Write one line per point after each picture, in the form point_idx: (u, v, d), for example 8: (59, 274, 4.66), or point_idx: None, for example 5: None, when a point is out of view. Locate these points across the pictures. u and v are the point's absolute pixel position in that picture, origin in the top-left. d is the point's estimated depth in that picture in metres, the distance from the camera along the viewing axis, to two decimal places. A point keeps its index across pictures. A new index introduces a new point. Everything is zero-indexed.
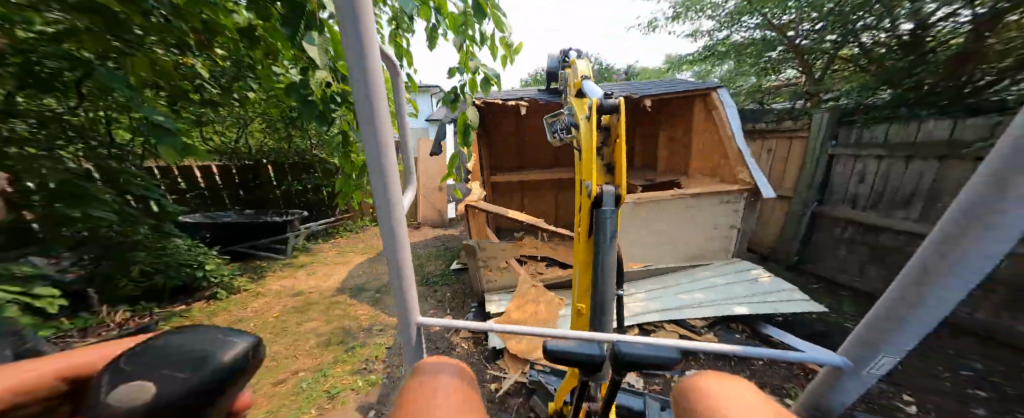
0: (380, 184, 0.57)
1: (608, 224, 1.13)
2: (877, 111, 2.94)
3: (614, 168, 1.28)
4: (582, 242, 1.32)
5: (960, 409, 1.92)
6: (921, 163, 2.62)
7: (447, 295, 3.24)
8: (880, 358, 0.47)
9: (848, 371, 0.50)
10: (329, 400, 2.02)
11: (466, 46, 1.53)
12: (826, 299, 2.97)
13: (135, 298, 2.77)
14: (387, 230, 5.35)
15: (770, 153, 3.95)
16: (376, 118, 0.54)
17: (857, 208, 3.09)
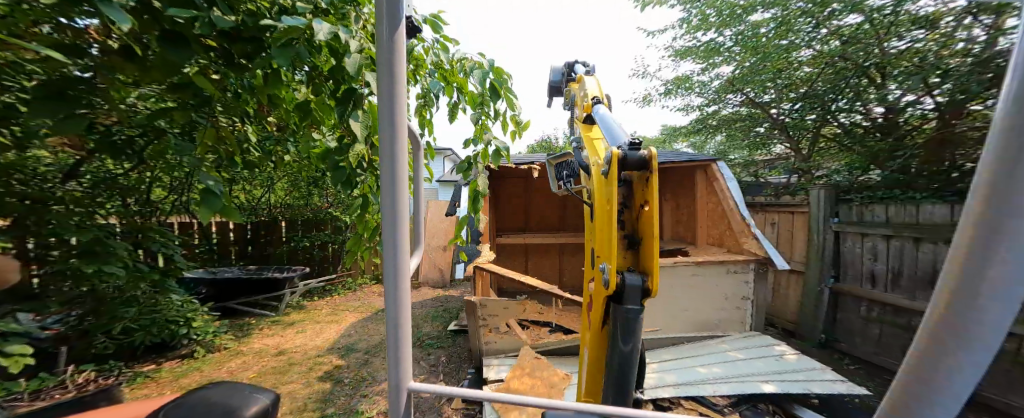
0: (389, 233, 0.62)
1: (631, 324, 1.06)
2: (873, 191, 3.09)
3: (636, 242, 1.19)
4: (596, 330, 1.28)
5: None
6: (932, 245, 2.61)
7: (441, 358, 3.00)
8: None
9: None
10: None
11: (482, 121, 1.65)
12: (867, 386, 2.72)
13: (106, 356, 2.59)
14: None
15: (773, 226, 3.97)
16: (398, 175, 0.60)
17: (878, 289, 3.00)
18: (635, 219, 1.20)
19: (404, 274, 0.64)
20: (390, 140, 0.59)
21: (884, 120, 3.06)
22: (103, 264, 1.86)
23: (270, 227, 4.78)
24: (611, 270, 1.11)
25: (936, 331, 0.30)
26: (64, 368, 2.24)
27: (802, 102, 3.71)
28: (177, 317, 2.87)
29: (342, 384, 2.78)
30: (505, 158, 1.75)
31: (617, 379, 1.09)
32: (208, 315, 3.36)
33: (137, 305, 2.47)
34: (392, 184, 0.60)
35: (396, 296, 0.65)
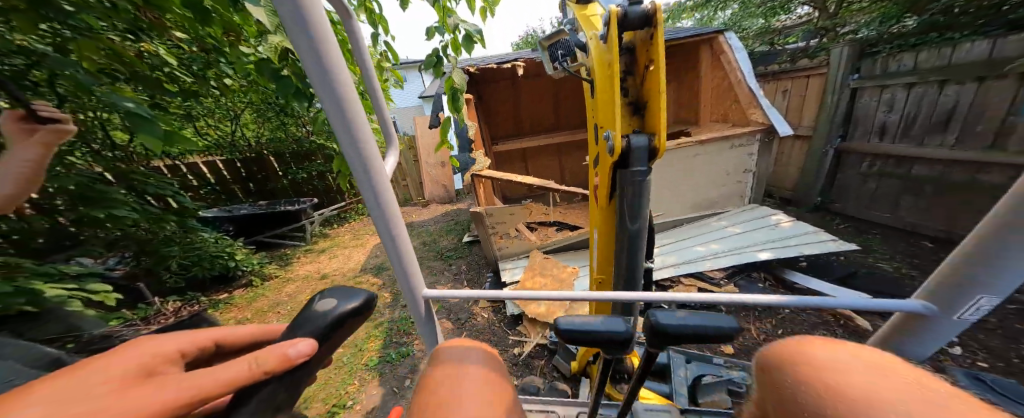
0: (360, 169, 0.55)
1: (642, 189, 1.07)
2: (905, 38, 2.76)
3: (642, 107, 1.11)
4: (604, 205, 1.28)
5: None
6: (957, 86, 2.42)
7: (462, 267, 3.26)
8: (978, 298, 0.45)
9: (936, 317, 0.48)
10: (368, 371, 2.27)
11: (443, 2, 1.46)
12: (855, 239, 2.85)
13: (182, 289, 3.00)
14: None
15: (785, 94, 3.72)
16: (330, 66, 0.47)
17: (885, 141, 2.91)
18: (639, 83, 1.09)
19: (387, 203, 0.59)
20: (318, 65, 0.46)
21: None
22: (110, 207, 1.92)
23: (259, 162, 4.82)
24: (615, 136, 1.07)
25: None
26: (154, 298, 2.63)
27: None
28: (219, 252, 3.10)
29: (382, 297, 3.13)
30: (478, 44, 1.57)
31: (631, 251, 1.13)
32: (246, 248, 3.66)
33: (176, 245, 2.66)
34: (344, 124, 0.50)
35: (384, 216, 0.61)
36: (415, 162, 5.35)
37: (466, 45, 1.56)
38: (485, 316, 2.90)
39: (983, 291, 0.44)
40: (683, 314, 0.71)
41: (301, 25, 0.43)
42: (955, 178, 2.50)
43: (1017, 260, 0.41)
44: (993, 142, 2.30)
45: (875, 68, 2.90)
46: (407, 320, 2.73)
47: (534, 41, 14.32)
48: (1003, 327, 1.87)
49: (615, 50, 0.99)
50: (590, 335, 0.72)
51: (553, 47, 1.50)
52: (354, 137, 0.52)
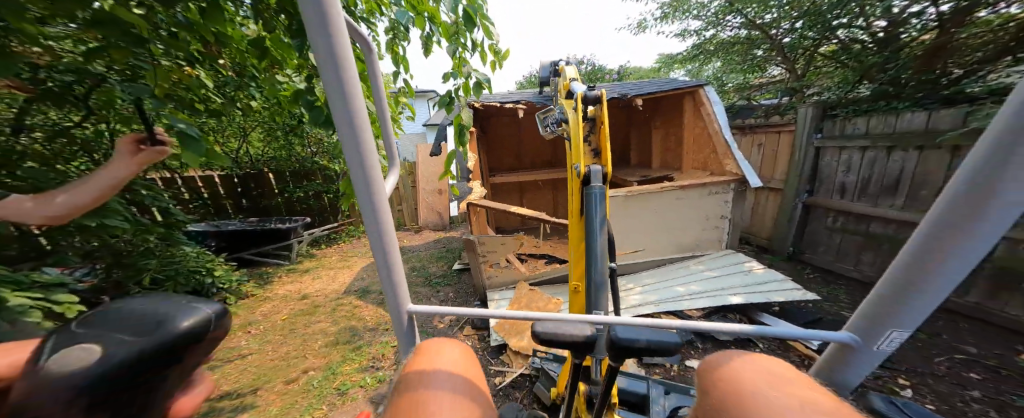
0: (361, 178, 0.57)
1: (597, 194, 1.36)
2: (856, 105, 3.09)
3: (598, 152, 1.57)
4: (574, 221, 1.52)
5: (955, 389, 1.93)
6: (903, 153, 2.74)
7: (449, 294, 3.26)
8: (888, 334, 0.49)
9: (859, 347, 0.53)
10: (339, 396, 2.19)
11: (459, 54, 1.62)
12: (823, 289, 3.04)
13: None
14: None
15: (760, 148, 4.04)
16: (347, 83, 0.52)
17: (846, 199, 3.19)
18: (599, 139, 1.57)
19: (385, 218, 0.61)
20: (340, 77, 0.51)
21: (883, 33, 3.00)
22: (103, 217, 1.85)
23: (258, 179, 4.76)
24: (580, 164, 1.46)
25: (931, 250, 0.42)
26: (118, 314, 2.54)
27: (804, 21, 3.55)
28: (197, 267, 3.02)
29: (364, 321, 3.08)
30: (487, 90, 1.74)
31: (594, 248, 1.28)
32: (227, 265, 3.58)
33: (155, 257, 2.58)
34: (354, 132, 0.54)
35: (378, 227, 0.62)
36: (411, 188, 5.46)
37: (476, 91, 1.72)
38: (469, 344, 2.89)
39: (889, 330, 0.49)
40: (643, 339, 0.80)
41: (326, 43, 0.49)
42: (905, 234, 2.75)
43: (915, 307, 0.45)
44: None
45: (834, 129, 3.25)
46: (388, 346, 2.69)
47: (534, 77, 15.05)
48: (948, 375, 2.03)
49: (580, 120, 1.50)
50: (561, 340, 0.82)
51: (546, 118, 1.88)
52: (361, 149, 0.55)
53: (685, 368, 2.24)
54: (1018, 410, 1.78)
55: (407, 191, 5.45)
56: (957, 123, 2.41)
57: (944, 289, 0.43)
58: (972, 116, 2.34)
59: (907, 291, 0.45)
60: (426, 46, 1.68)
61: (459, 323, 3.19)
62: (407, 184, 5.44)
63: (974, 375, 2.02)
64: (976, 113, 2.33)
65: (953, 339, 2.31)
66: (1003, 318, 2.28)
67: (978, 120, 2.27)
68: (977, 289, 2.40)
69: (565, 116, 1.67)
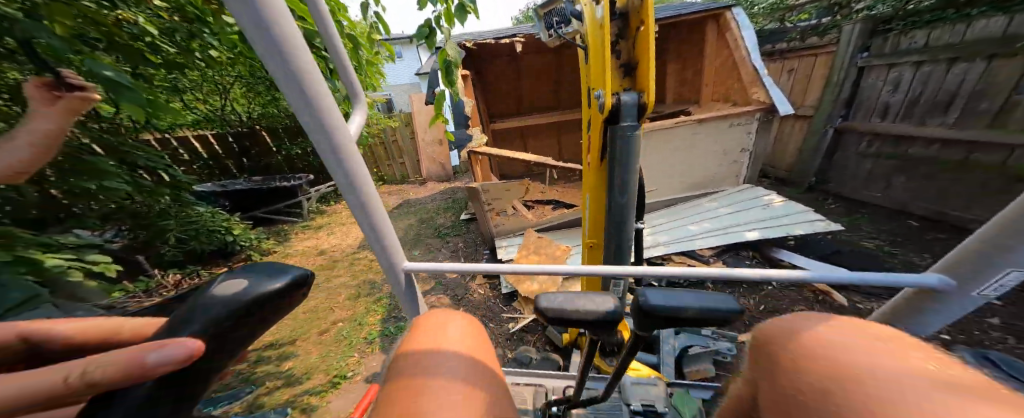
0: (316, 123, 0.46)
1: (629, 142, 1.08)
2: (917, 12, 2.64)
3: (632, 66, 1.14)
4: (595, 169, 1.32)
5: (990, 325, 1.81)
6: (966, 64, 2.36)
7: (459, 245, 3.28)
8: (1000, 276, 0.44)
9: (949, 291, 0.49)
10: (367, 345, 2.32)
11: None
12: (846, 219, 2.86)
13: (183, 262, 3.04)
14: (395, 187, 5.26)
15: (791, 74, 3.67)
16: (276, 24, 0.38)
17: (886, 121, 2.87)
18: (632, 46, 1.12)
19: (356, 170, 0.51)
20: None
21: None
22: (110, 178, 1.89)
23: (252, 137, 4.78)
24: (605, 94, 1.08)
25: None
26: (154, 270, 2.74)
27: None
28: (215, 226, 3.19)
29: (381, 273, 3.19)
30: (472, 14, 1.57)
31: (619, 207, 1.15)
32: (245, 224, 3.72)
33: (172, 217, 2.71)
34: (282, 58, 0.40)
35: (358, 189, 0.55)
36: (411, 140, 5.27)
37: (459, 16, 1.55)
38: (480, 292, 2.96)
39: (1011, 264, 0.43)
40: (692, 308, 0.64)
41: None
42: (951, 157, 2.49)
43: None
44: (993, 121, 2.28)
45: (886, 46, 2.82)
46: (404, 294, 2.79)
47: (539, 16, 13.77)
48: None
49: (606, 14, 1.02)
50: (575, 317, 0.71)
51: (547, 16, 1.40)
52: (300, 82, 0.42)
53: None
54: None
55: (407, 144, 5.31)
56: None
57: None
58: None
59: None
60: None
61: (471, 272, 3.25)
62: (407, 137, 5.28)
63: None
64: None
65: None
66: None
67: None
68: None
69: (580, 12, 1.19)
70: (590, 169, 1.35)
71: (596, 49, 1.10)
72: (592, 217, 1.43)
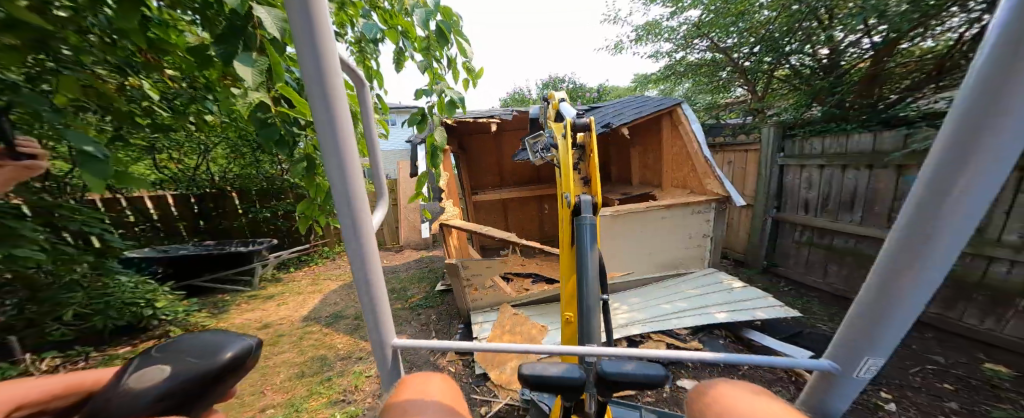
0: (341, 187, 0.61)
1: (587, 226, 1.31)
2: (812, 125, 3.50)
3: (589, 180, 1.58)
4: (566, 250, 1.49)
5: (935, 402, 2.14)
6: (855, 171, 3.11)
7: (431, 317, 3.10)
8: (866, 360, 0.50)
9: (839, 375, 0.53)
10: None
11: (433, 69, 1.59)
12: (797, 302, 3.33)
13: (70, 344, 2.51)
14: None
15: (730, 165, 4.39)
16: (325, 59, 0.55)
17: (810, 213, 3.56)
18: (587, 166, 1.61)
19: (365, 226, 0.65)
20: (322, 95, 0.56)
21: (828, 60, 3.53)
22: (13, 248, 1.63)
23: (217, 199, 4.81)
24: (571, 194, 1.43)
25: (901, 264, 0.45)
26: (23, 357, 2.16)
27: (760, 46, 3.96)
28: (135, 299, 2.73)
29: (336, 350, 2.83)
30: (460, 109, 1.72)
31: (584, 281, 1.22)
32: (172, 295, 3.24)
33: (82, 289, 2.32)
34: (335, 146, 0.59)
35: (349, 196, 0.62)
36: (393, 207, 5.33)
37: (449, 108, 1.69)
38: (452, 370, 2.74)
39: (873, 349, 0.49)
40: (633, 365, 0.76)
41: (316, 64, 0.55)
42: (865, 249, 3.07)
43: (896, 323, 0.47)
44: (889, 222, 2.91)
45: (794, 149, 3.64)
46: (362, 376, 2.46)
47: (511, 98, 15.47)
48: (923, 386, 2.28)
49: (569, 145, 1.51)
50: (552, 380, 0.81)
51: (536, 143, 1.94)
52: (342, 161, 0.59)
53: (677, 388, 2.26)
54: None
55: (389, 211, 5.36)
56: (898, 145, 2.77)
57: (917, 301, 0.45)
58: (911, 137, 2.69)
59: (882, 312, 0.47)
60: (398, 60, 1.64)
61: (441, 348, 3.03)
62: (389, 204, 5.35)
63: (947, 385, 2.26)
64: (913, 133, 2.68)
65: (922, 349, 2.61)
66: (961, 326, 2.62)
67: (917, 142, 2.62)
68: (932, 300, 2.77)
69: (555, 140, 1.71)
70: (562, 252, 1.52)
71: (565, 163, 1.51)
72: (567, 293, 1.44)
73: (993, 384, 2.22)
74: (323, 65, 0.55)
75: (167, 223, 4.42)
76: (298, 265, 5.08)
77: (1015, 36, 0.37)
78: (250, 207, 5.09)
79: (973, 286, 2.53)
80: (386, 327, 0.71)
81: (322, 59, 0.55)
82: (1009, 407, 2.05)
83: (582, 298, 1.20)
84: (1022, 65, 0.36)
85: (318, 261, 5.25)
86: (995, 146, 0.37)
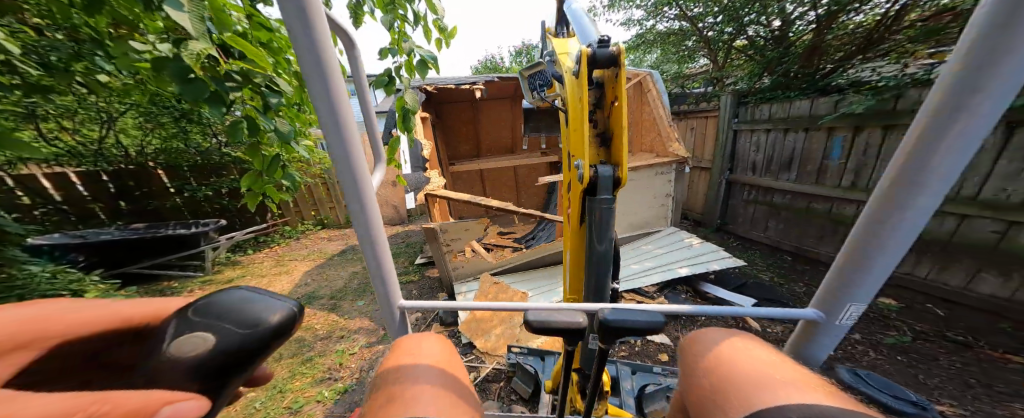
0: (343, 161, 0.57)
1: (609, 215, 0.97)
2: (763, 93, 3.83)
3: (609, 137, 1.05)
4: (574, 232, 1.14)
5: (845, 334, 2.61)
6: (794, 134, 3.54)
7: (414, 292, 3.08)
8: (847, 307, 0.64)
9: (825, 321, 0.67)
10: (294, 415, 1.94)
11: (397, 27, 1.45)
12: (743, 256, 3.78)
13: None
14: (338, 232, 5.42)
15: (692, 131, 4.68)
16: (307, 3, 0.48)
17: (756, 174, 3.98)
18: (608, 117, 1.05)
19: (370, 201, 0.61)
20: (312, 58, 0.50)
21: (778, 31, 3.78)
22: None
23: (139, 176, 4.21)
24: (584, 163, 0.97)
25: (872, 234, 0.56)
26: None
27: (723, 16, 4.09)
28: (55, 292, 2.40)
29: (315, 331, 2.75)
30: (433, 69, 1.60)
31: (599, 279, 1.01)
32: (102, 286, 2.89)
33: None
34: (334, 119, 0.54)
35: (355, 174, 0.59)
36: None
37: (421, 70, 1.57)
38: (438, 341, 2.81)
39: (852, 297, 0.63)
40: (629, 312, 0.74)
41: (301, 17, 0.47)
42: (797, 203, 3.58)
43: (869, 277, 0.59)
44: (817, 177, 3.39)
45: (747, 114, 3.97)
46: (347, 354, 2.45)
47: (479, 67, 14.96)
48: (836, 321, 2.75)
49: (585, 85, 0.93)
50: (557, 327, 0.75)
51: (534, 76, 1.41)
52: (341, 131, 0.55)
53: (646, 341, 2.52)
54: (885, 344, 2.48)
55: None
56: (830, 109, 3.19)
57: (884, 266, 0.58)
58: (840, 103, 3.12)
59: (858, 271, 0.60)
60: (354, 14, 1.46)
61: (426, 321, 3.07)
62: None
63: (854, 320, 2.70)
64: (841, 101, 3.12)
65: None
66: None
67: (845, 106, 3.05)
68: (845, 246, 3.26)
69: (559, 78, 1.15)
70: (568, 230, 1.20)
71: (575, 117, 1.00)
72: (571, 278, 1.26)
73: (886, 316, 2.75)
74: (307, 19, 0.48)
75: (77, 206, 3.86)
76: (256, 247, 4.70)
77: (984, 42, 0.45)
78: (185, 185, 4.52)
79: None
80: (396, 299, 0.73)
81: (307, 14, 0.48)
82: (896, 334, 2.56)
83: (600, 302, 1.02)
84: (990, 68, 0.44)
85: (280, 241, 4.92)
86: (946, 151, 0.48)
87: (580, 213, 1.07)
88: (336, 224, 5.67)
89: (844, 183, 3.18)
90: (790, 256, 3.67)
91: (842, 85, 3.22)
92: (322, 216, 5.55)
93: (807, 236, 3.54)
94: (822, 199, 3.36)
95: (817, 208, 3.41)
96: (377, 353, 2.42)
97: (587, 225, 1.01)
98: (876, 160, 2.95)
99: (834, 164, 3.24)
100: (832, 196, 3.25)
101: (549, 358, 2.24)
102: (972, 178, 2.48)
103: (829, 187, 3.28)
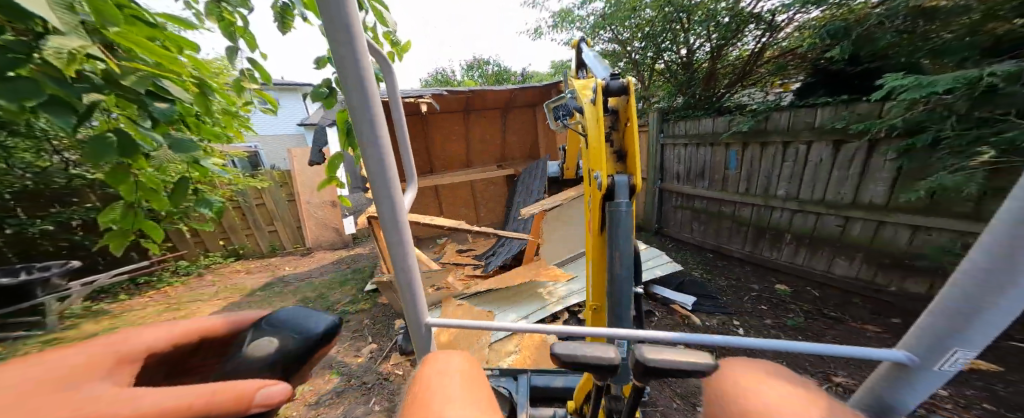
0: (374, 154, 0.67)
1: (621, 215, 1.14)
2: (681, 111, 4.51)
3: (624, 154, 1.30)
4: (596, 236, 1.32)
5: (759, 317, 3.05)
6: (704, 148, 4.15)
7: (365, 322, 2.92)
8: (951, 352, 0.46)
9: (914, 368, 0.49)
10: None
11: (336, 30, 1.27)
12: (677, 255, 4.25)
13: None
14: (258, 262, 4.61)
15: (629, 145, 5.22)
16: (352, 33, 0.61)
17: (680, 182, 4.57)
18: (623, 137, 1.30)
19: (394, 195, 0.72)
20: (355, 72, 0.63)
21: (683, 59, 4.44)
22: None
23: None
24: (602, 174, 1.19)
25: (977, 263, 0.42)
26: None
27: (646, 42, 4.60)
28: None
29: None
30: None
31: (620, 276, 1.14)
32: None
33: None
34: (368, 119, 0.65)
35: (383, 170, 0.69)
36: (288, 203, 4.84)
37: None
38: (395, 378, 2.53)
39: (957, 342, 0.45)
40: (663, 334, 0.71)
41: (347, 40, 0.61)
42: (711, 207, 4.19)
43: (982, 320, 0.42)
44: (723, 185, 4.00)
45: (669, 130, 4.60)
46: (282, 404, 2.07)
47: (429, 82, 14.85)
48: (750, 308, 3.11)
49: (600, 115, 1.20)
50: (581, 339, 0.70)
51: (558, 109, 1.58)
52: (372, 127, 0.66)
53: None
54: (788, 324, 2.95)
55: (282, 208, 4.81)
56: (721, 128, 3.91)
57: (1002, 307, 0.41)
58: (730, 123, 3.79)
59: (963, 313, 0.44)
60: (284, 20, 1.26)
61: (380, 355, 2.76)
62: (283, 199, 4.80)
63: (762, 306, 3.11)
64: (732, 120, 3.81)
65: (747, 281, 3.56)
66: (766, 259, 3.68)
67: (735, 126, 3.72)
68: (748, 241, 3.83)
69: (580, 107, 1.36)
70: (590, 236, 1.36)
71: (598, 137, 1.21)
72: (594, 280, 1.38)
73: (782, 297, 3.20)
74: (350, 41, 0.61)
75: None
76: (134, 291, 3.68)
77: None
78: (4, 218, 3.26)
79: (766, 227, 3.62)
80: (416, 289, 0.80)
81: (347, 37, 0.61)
82: (793, 316, 2.92)
83: (619, 294, 1.14)
84: None
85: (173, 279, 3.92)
86: None
87: (601, 216, 1.27)
88: (256, 254, 4.81)
89: (740, 189, 3.81)
90: (712, 253, 4.23)
91: (729, 107, 4.01)
92: (238, 246, 4.66)
93: (722, 236, 4.12)
94: (728, 203, 3.98)
95: (725, 211, 4.02)
96: (325, 397, 2.13)
97: (607, 227, 1.18)
98: (759, 171, 3.60)
99: (731, 173, 3.88)
100: (732, 199, 3.90)
101: (522, 377, 2.14)
102: (819, 184, 3.11)
103: (731, 193, 3.91)
